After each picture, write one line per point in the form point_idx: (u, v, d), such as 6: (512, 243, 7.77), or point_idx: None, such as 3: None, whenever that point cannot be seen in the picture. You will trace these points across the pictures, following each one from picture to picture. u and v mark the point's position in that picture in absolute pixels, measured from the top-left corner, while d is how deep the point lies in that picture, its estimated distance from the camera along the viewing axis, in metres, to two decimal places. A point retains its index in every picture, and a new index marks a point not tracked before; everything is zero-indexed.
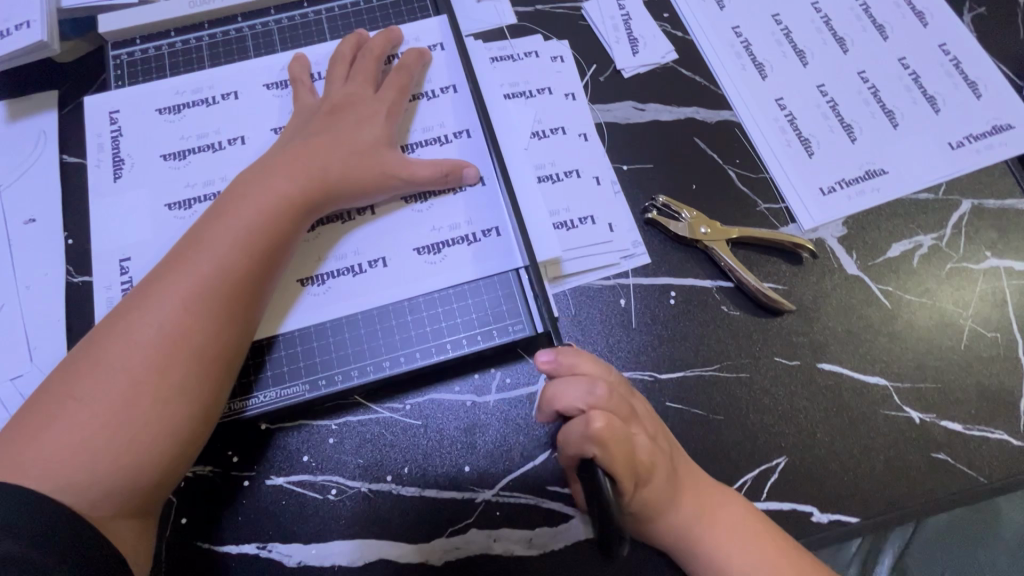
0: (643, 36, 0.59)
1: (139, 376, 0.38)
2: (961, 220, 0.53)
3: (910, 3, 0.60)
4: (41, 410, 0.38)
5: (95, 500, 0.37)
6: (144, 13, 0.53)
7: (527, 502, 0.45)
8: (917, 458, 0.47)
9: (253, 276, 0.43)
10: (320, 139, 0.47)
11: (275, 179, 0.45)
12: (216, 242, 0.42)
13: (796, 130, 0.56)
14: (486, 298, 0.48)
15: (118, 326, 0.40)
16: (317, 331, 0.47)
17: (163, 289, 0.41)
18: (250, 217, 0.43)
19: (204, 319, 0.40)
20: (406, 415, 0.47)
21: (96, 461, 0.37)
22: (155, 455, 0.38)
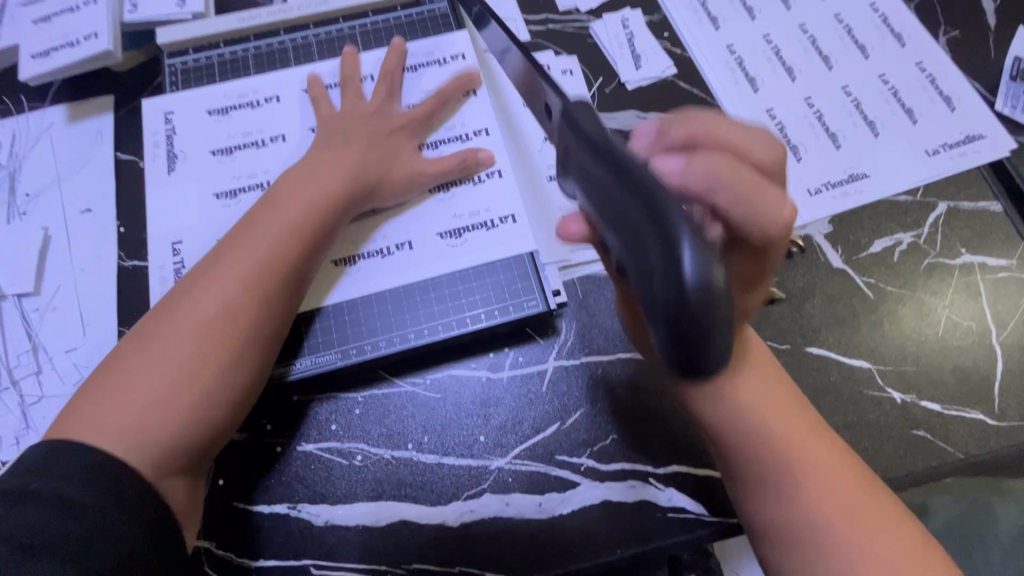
0: (645, 53, 0.65)
1: (199, 348, 0.43)
2: (938, 220, 0.58)
3: (890, 26, 0.66)
4: (107, 379, 0.42)
5: (158, 460, 0.41)
6: (197, 27, 0.59)
7: (537, 470, 0.49)
8: (899, 434, 0.50)
9: (298, 263, 0.47)
10: (357, 143, 0.53)
11: (319, 175, 0.50)
12: (270, 229, 0.47)
13: (785, 137, 0.61)
14: (507, 279, 0.53)
15: (178, 304, 0.44)
16: (351, 307, 0.52)
17: (219, 272, 0.45)
18: (297, 208, 0.48)
19: (256, 297, 0.45)
20: (428, 385, 0.51)
21: (160, 423, 0.41)
22: (211, 420, 0.43)
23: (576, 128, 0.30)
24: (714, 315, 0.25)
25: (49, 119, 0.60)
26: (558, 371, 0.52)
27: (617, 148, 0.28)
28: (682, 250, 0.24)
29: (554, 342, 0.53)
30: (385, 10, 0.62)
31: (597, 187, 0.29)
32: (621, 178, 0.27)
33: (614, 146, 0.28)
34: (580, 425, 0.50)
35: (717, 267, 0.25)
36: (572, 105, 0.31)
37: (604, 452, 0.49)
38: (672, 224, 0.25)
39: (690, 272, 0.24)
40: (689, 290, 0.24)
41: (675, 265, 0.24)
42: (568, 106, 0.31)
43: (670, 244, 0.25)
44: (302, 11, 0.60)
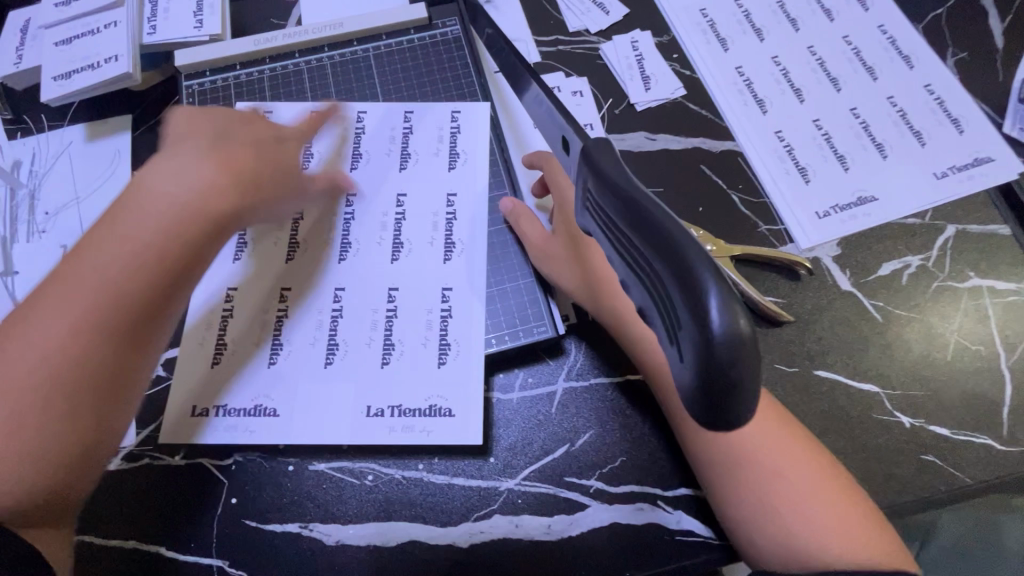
0: (654, 74, 0.66)
1: (43, 381, 0.40)
2: (946, 243, 0.58)
3: (898, 48, 0.66)
4: None
5: (8, 501, 0.39)
6: (214, 49, 0.60)
7: (546, 491, 0.49)
8: (908, 459, 0.50)
9: (155, 295, 0.43)
10: (240, 151, 0.48)
11: (169, 186, 0.44)
12: (114, 245, 0.43)
13: (794, 159, 0.61)
14: (471, 308, 0.53)
15: (21, 331, 0.41)
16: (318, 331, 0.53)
17: (71, 296, 0.41)
18: (148, 229, 0.43)
19: (103, 335, 0.41)
20: (392, 418, 0.50)
21: (5, 466, 0.39)
22: (63, 457, 0.40)
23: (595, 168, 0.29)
24: (744, 373, 0.23)
25: (68, 138, 0.62)
26: (568, 393, 0.52)
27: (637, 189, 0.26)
28: (706, 301, 0.22)
29: (564, 363, 0.53)
30: (398, 32, 0.63)
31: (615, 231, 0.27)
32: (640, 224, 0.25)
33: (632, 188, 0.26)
34: (589, 447, 0.51)
35: (746, 323, 0.22)
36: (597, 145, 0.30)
37: (614, 474, 0.50)
38: (693, 274, 0.22)
39: (715, 326, 0.22)
40: (713, 345, 0.22)
41: (698, 317, 0.22)
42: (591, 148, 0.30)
43: (692, 294, 0.22)
44: (316, 34, 0.61)
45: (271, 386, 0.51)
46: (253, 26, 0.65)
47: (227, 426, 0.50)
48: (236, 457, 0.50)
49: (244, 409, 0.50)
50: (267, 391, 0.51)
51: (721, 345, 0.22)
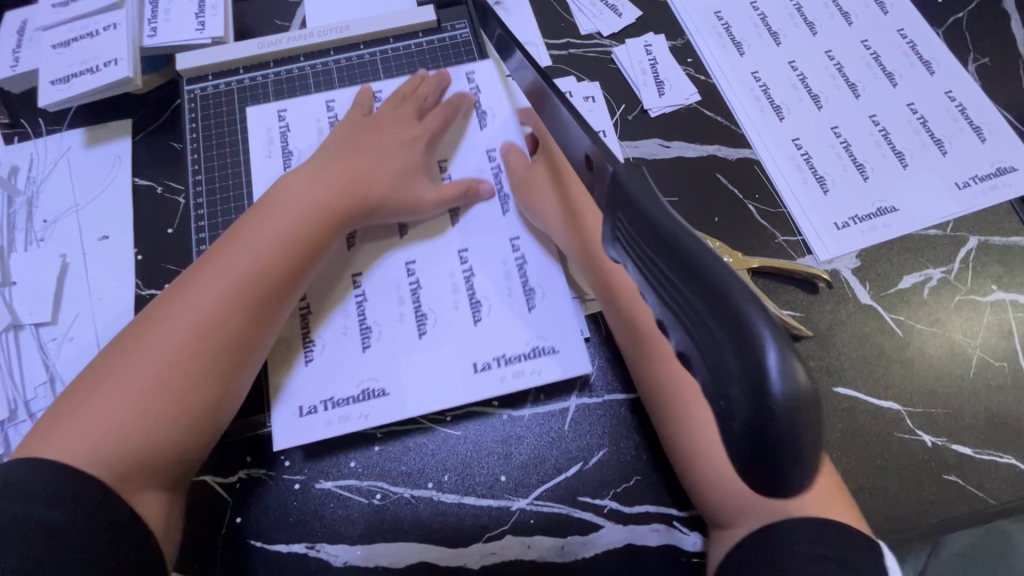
0: (668, 79, 0.64)
1: (173, 361, 0.44)
2: (968, 255, 0.57)
3: (918, 53, 0.65)
4: (85, 385, 0.44)
5: (125, 472, 0.41)
6: (216, 53, 0.58)
7: (559, 512, 0.48)
8: (930, 479, 0.49)
9: (280, 276, 0.49)
10: (356, 155, 0.54)
11: (306, 188, 0.52)
12: (258, 236, 0.49)
13: (812, 168, 0.60)
14: (495, 270, 0.54)
15: (160, 312, 0.46)
16: (340, 342, 0.52)
17: (207, 279, 0.47)
18: (282, 219, 0.50)
19: (233, 310, 0.46)
20: (500, 368, 0.51)
21: (130, 435, 0.42)
22: (182, 434, 0.44)
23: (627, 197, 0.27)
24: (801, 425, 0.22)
25: (67, 143, 0.60)
26: (580, 409, 0.51)
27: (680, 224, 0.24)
28: (762, 353, 0.21)
29: (576, 379, 0.52)
30: (406, 36, 0.62)
31: (653, 268, 0.25)
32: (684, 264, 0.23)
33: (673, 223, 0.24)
34: (603, 466, 0.49)
35: (803, 373, 0.21)
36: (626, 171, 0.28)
37: (628, 494, 0.49)
38: (746, 323, 0.22)
39: (773, 378, 0.21)
40: (770, 400, 0.21)
41: (756, 371, 0.21)
42: (619, 173, 0.28)
43: (746, 345, 0.22)
44: (322, 37, 0.60)
45: (374, 369, 0.51)
46: (256, 27, 0.63)
47: (340, 418, 0.50)
48: (240, 475, 0.49)
49: (352, 397, 0.50)
50: (372, 375, 0.51)
51: (778, 401, 0.21)
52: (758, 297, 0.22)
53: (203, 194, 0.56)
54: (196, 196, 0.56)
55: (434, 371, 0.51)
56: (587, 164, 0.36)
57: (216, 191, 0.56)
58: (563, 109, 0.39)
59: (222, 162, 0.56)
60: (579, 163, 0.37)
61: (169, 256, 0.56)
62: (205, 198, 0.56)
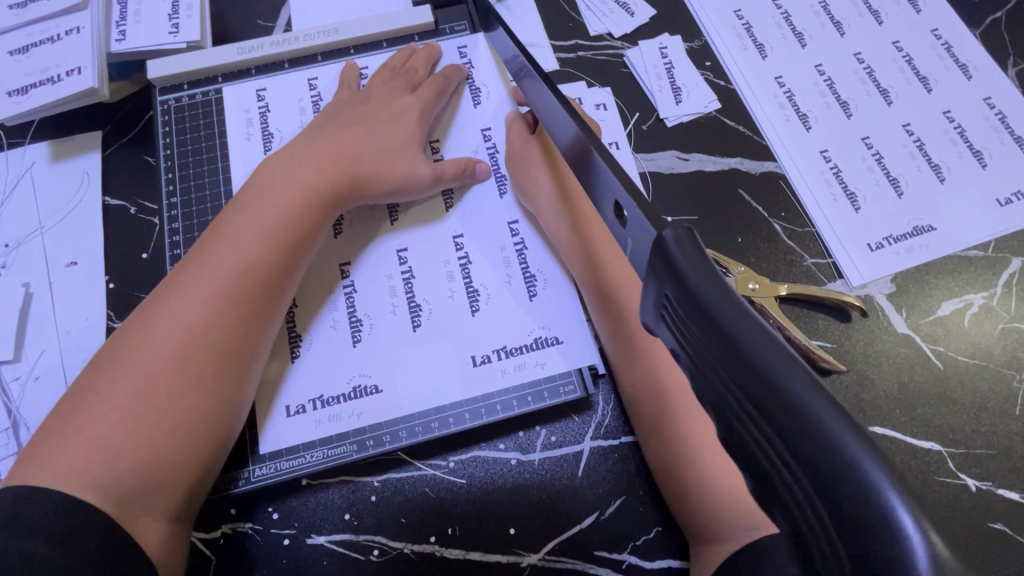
0: (685, 85, 0.59)
1: (167, 367, 0.40)
2: (1011, 279, 0.52)
3: (953, 55, 0.60)
4: (65, 408, 0.39)
5: (125, 497, 0.37)
6: (192, 59, 0.53)
7: (574, 569, 0.44)
8: (975, 527, 0.45)
9: (276, 270, 0.44)
10: (347, 134, 0.49)
11: (301, 172, 0.47)
12: (248, 226, 0.45)
13: (842, 183, 0.55)
14: (490, 258, 0.50)
15: (143, 319, 0.42)
16: (326, 367, 0.47)
17: (194, 279, 0.43)
18: (274, 209, 0.45)
19: (226, 310, 0.42)
20: (501, 361, 0.48)
21: (123, 455, 0.37)
22: (183, 449, 0.39)
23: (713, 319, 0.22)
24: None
25: (31, 157, 0.55)
26: (596, 453, 0.47)
27: (797, 377, 0.20)
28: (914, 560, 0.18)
29: (591, 419, 0.48)
30: (401, 39, 0.57)
31: (750, 423, 0.21)
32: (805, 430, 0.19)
33: (781, 372, 0.20)
34: (621, 516, 0.45)
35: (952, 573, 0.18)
36: (705, 282, 0.23)
37: (649, 548, 0.45)
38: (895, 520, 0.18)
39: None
40: None
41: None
42: (691, 279, 0.23)
43: (894, 549, 0.18)
44: (309, 41, 0.55)
45: (365, 364, 0.47)
46: (236, 29, 0.57)
47: (330, 417, 0.46)
48: (224, 530, 0.45)
49: (343, 395, 0.47)
50: (364, 370, 0.47)
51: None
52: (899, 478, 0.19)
53: (178, 216, 0.50)
54: (170, 218, 0.51)
55: (431, 379, 0.47)
56: (614, 207, 0.32)
57: (193, 213, 0.51)
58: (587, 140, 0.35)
59: (198, 170, 0.51)
60: (601, 196, 0.34)
61: (144, 285, 0.51)
62: (181, 220, 0.50)
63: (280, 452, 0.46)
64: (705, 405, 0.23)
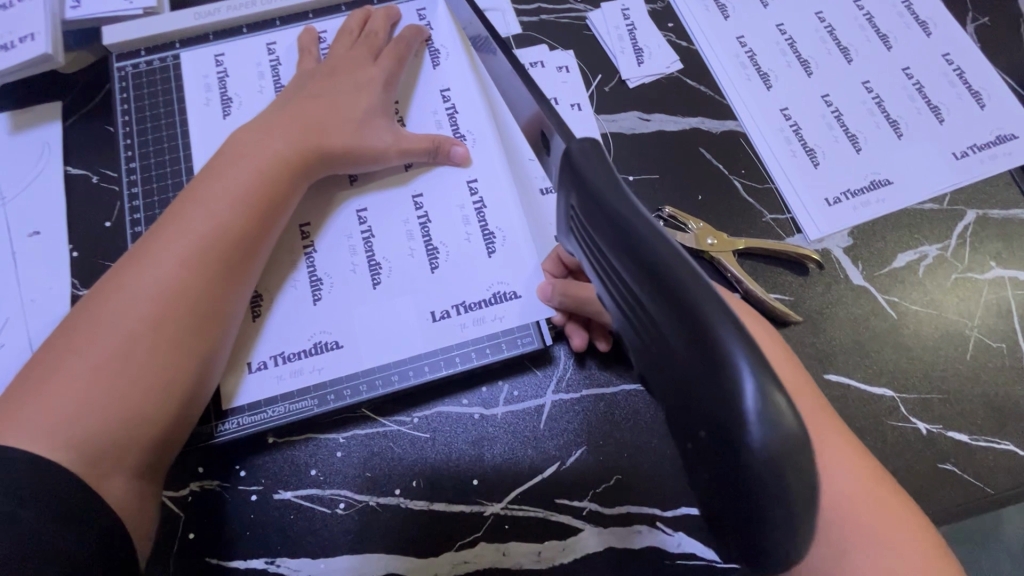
0: (647, 46, 0.59)
1: (139, 328, 0.40)
2: (966, 230, 0.53)
3: (913, 12, 0.60)
4: (34, 369, 0.38)
5: (96, 456, 0.37)
6: (148, 25, 0.53)
7: (535, 516, 0.45)
8: (925, 468, 0.47)
9: (250, 235, 0.45)
10: (316, 103, 0.49)
11: (272, 139, 0.47)
12: (220, 189, 0.44)
13: (802, 140, 0.56)
14: (448, 217, 0.50)
15: (114, 282, 0.41)
16: (287, 327, 0.48)
17: (165, 242, 0.42)
18: (245, 172, 0.45)
19: (200, 273, 0.42)
20: (461, 316, 0.48)
21: (97, 416, 0.37)
22: (159, 410, 0.39)
23: (602, 214, 0.25)
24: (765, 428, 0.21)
25: None
26: (557, 406, 0.48)
27: (658, 252, 0.22)
28: (743, 397, 0.21)
29: (552, 373, 0.49)
30: (359, 3, 0.56)
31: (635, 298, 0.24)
32: (664, 296, 0.22)
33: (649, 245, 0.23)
34: (581, 466, 0.46)
35: (786, 413, 0.21)
36: (601, 184, 0.25)
37: (608, 495, 0.46)
38: (725, 364, 0.21)
39: (752, 422, 0.21)
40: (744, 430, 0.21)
41: (736, 417, 0.21)
42: (588, 181, 0.26)
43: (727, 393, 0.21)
44: (266, 5, 0.55)
45: (326, 321, 0.48)
46: None
47: (292, 373, 0.47)
48: (191, 488, 0.45)
49: (304, 350, 0.47)
50: (325, 327, 0.48)
51: (759, 449, 0.21)
52: (739, 331, 0.21)
53: (137, 183, 0.51)
54: (130, 186, 0.51)
55: (391, 333, 0.48)
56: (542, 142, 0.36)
57: (152, 179, 0.51)
58: (529, 91, 0.37)
59: (158, 136, 0.51)
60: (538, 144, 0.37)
61: (108, 253, 0.51)
62: (140, 187, 0.50)
63: (241, 409, 0.46)
64: (614, 291, 0.27)
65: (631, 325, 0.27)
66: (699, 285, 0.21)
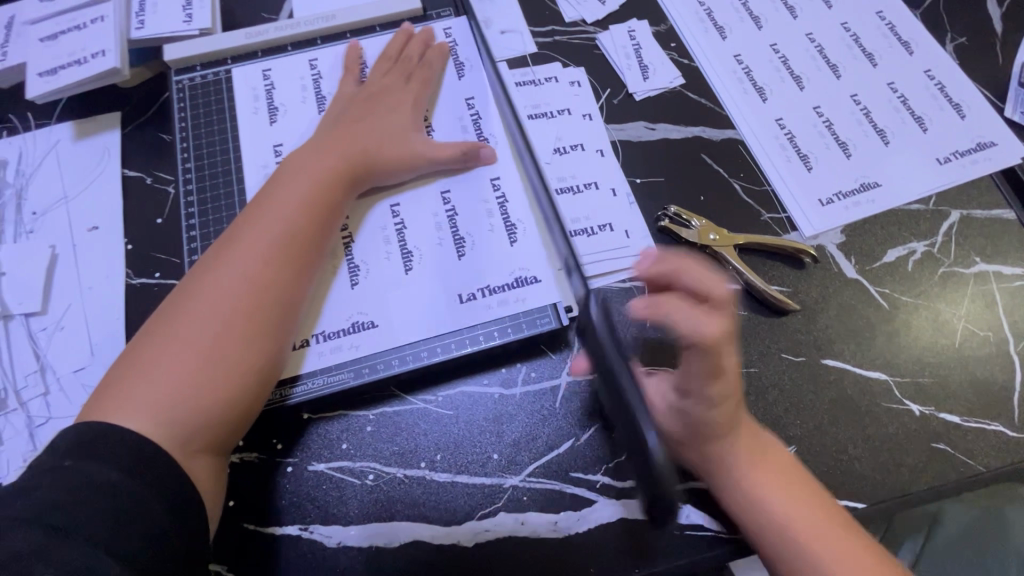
0: (652, 64, 0.65)
1: (226, 321, 0.44)
2: (951, 228, 0.57)
3: (897, 34, 0.66)
4: (133, 356, 0.43)
5: (190, 436, 0.42)
6: (203, 44, 0.59)
7: (552, 487, 0.48)
8: (919, 447, 0.50)
9: (314, 234, 0.49)
10: (361, 120, 0.55)
11: (326, 152, 0.52)
12: (287, 196, 0.50)
13: (795, 147, 0.61)
14: (472, 210, 0.55)
15: (201, 279, 0.46)
16: (329, 311, 0.52)
17: (242, 243, 0.47)
18: (307, 181, 0.50)
19: (274, 269, 0.47)
20: (486, 298, 0.53)
21: (192, 399, 0.42)
22: (243, 392, 0.44)
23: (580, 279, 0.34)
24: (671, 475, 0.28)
25: (56, 136, 0.60)
26: (571, 387, 0.51)
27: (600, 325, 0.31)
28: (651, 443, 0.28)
29: (567, 356, 0.52)
30: (391, 24, 0.63)
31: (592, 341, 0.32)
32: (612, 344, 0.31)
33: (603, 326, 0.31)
34: (595, 442, 0.49)
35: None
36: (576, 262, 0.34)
37: (620, 469, 0.49)
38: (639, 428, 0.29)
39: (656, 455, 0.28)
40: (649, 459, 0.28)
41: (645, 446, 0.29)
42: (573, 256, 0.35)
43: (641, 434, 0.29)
44: (309, 27, 0.61)
45: (363, 303, 0.52)
46: (243, 21, 0.64)
47: (332, 349, 0.51)
48: (232, 459, 0.49)
49: (342, 329, 0.52)
50: (361, 308, 0.52)
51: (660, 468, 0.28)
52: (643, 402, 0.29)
53: (192, 181, 0.56)
54: (185, 184, 0.56)
55: (421, 316, 0.52)
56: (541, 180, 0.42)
57: (205, 178, 0.56)
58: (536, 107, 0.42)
59: (210, 141, 0.57)
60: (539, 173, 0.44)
61: (160, 245, 0.56)
62: (195, 185, 0.56)
63: (285, 380, 0.50)
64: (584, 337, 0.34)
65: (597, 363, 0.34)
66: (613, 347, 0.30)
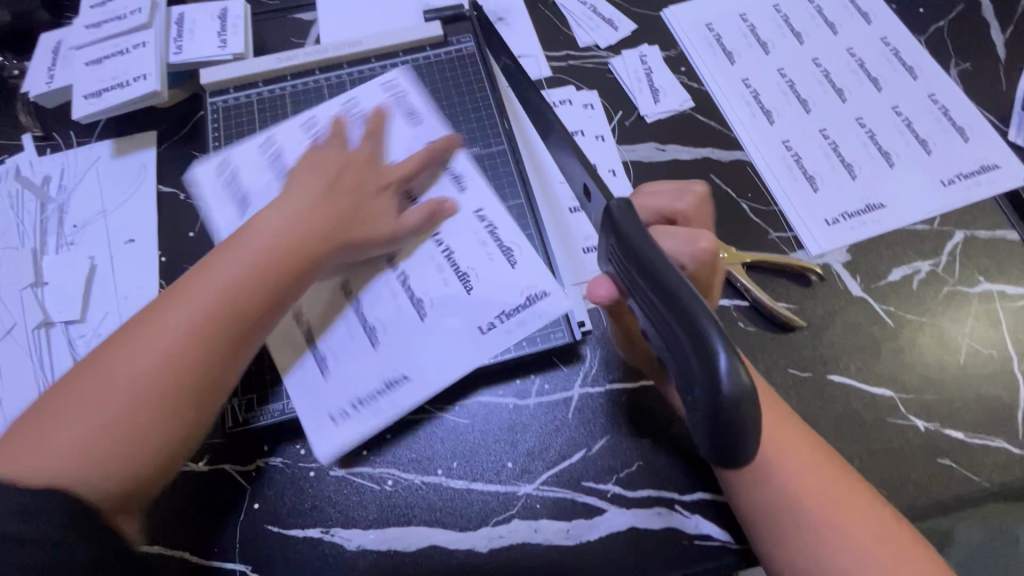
0: (663, 87, 0.67)
1: (157, 365, 0.41)
2: (955, 248, 0.59)
3: (901, 60, 0.68)
4: (63, 390, 0.41)
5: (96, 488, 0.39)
6: (236, 67, 0.63)
7: (564, 495, 0.50)
8: (924, 462, 0.51)
9: (268, 276, 0.46)
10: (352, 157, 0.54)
11: (302, 190, 0.50)
12: (248, 234, 0.47)
13: (802, 168, 0.63)
14: (473, 245, 0.55)
15: (149, 315, 0.44)
16: (342, 350, 0.52)
17: (196, 280, 0.45)
18: (273, 218, 0.48)
19: (219, 314, 0.44)
20: (504, 324, 0.52)
21: (104, 448, 0.39)
22: (161, 446, 0.41)
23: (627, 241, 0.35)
24: (742, 402, 0.29)
25: (96, 153, 0.64)
26: (583, 398, 0.53)
27: (660, 266, 0.33)
28: (719, 362, 0.29)
29: (579, 369, 0.54)
30: (414, 50, 0.66)
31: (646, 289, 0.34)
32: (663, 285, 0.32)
33: (664, 268, 0.32)
34: (606, 452, 0.51)
35: (744, 375, 0.29)
36: (630, 229, 0.36)
37: (630, 479, 0.50)
38: (709, 343, 0.29)
39: (724, 377, 0.29)
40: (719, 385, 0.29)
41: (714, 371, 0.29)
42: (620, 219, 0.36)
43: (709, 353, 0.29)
44: (336, 51, 0.64)
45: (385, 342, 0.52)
46: (274, 45, 0.67)
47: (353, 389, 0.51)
48: (257, 463, 0.51)
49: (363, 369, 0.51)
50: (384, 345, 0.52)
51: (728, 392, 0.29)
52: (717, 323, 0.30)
53: None
54: None
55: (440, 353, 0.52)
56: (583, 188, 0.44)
57: None
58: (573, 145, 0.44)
59: None
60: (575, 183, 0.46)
61: (192, 257, 0.59)
62: None
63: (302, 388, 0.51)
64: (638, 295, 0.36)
65: (651, 319, 0.35)
66: (677, 277, 0.32)
